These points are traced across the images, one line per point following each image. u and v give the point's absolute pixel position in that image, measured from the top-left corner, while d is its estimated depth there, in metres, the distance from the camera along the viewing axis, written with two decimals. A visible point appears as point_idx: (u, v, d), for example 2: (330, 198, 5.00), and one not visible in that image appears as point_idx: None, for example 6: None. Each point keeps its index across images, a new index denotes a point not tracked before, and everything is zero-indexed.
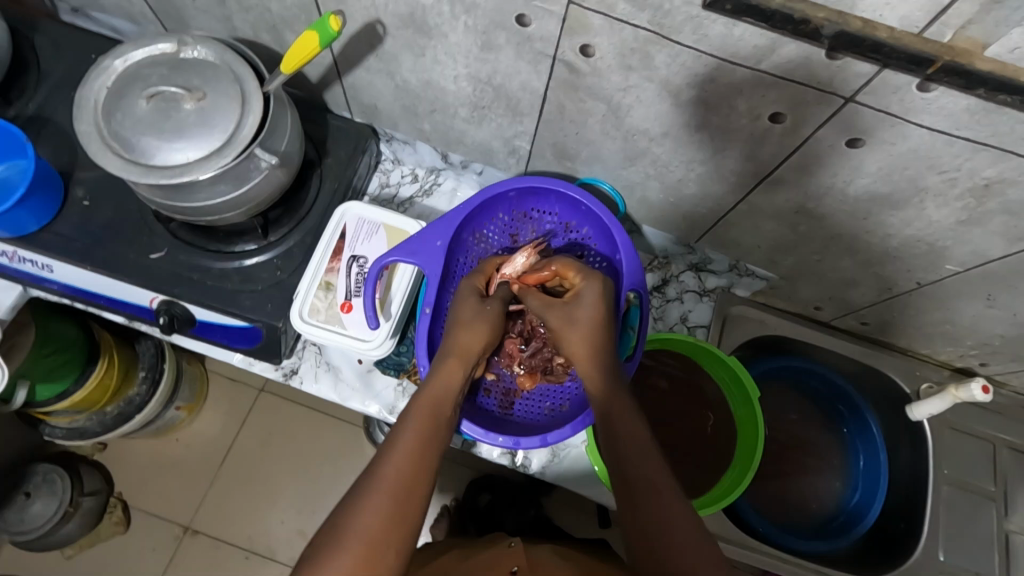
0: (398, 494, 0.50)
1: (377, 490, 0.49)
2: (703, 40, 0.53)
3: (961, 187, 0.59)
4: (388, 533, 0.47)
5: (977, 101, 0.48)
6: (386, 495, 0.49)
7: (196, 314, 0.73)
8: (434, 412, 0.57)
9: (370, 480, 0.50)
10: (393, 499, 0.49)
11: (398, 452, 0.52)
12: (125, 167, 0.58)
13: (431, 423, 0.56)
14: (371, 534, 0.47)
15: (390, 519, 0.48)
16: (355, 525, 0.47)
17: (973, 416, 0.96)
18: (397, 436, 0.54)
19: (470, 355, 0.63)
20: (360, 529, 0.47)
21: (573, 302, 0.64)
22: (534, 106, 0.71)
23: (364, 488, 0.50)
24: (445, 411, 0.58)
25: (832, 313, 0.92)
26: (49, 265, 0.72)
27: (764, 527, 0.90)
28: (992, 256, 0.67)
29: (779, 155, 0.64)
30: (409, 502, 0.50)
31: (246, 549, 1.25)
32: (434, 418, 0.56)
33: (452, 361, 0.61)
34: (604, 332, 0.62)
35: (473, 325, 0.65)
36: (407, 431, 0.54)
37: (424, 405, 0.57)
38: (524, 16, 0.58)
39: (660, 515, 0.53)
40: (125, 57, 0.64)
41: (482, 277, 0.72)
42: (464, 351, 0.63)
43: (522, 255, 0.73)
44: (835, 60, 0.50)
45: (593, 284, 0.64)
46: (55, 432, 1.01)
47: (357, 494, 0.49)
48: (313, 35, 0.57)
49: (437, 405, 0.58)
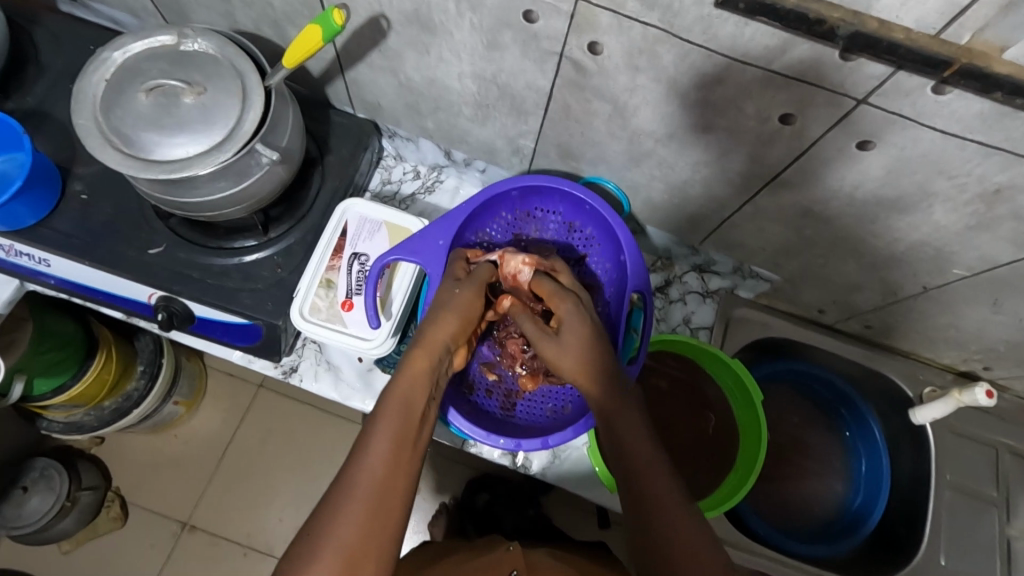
0: (374, 502, 0.49)
1: (353, 499, 0.49)
2: (713, 40, 0.52)
3: (971, 192, 0.58)
4: (366, 542, 0.47)
5: (992, 106, 0.48)
6: (363, 506, 0.49)
7: (195, 311, 0.72)
8: (408, 410, 0.55)
9: (344, 488, 0.49)
10: (369, 509, 0.49)
11: (370, 458, 0.51)
12: (124, 162, 0.57)
13: (405, 423, 0.54)
14: (349, 543, 0.47)
15: (368, 530, 0.48)
16: (331, 536, 0.47)
17: (976, 421, 0.95)
18: (370, 440, 0.52)
19: (437, 348, 0.60)
20: (333, 541, 0.47)
21: (556, 338, 0.62)
22: (539, 105, 0.70)
23: (340, 496, 0.49)
24: (419, 404, 0.56)
25: (836, 316, 0.92)
26: (47, 260, 0.71)
27: (765, 531, 0.89)
28: (1000, 261, 0.66)
29: (787, 157, 0.63)
30: (387, 511, 0.49)
31: (244, 546, 1.24)
32: (409, 418, 0.55)
33: (418, 353, 0.59)
34: (600, 359, 0.60)
35: (447, 314, 0.62)
36: (379, 434, 0.52)
37: (396, 400, 0.55)
38: (531, 13, 0.57)
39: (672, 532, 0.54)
40: (125, 50, 0.63)
41: (461, 262, 0.68)
42: (432, 343, 0.60)
43: (527, 264, 0.69)
44: (848, 61, 0.49)
45: (579, 316, 0.62)
46: (52, 426, 1.02)
47: (332, 503, 0.49)
48: (317, 30, 0.56)
49: (411, 401, 0.55)
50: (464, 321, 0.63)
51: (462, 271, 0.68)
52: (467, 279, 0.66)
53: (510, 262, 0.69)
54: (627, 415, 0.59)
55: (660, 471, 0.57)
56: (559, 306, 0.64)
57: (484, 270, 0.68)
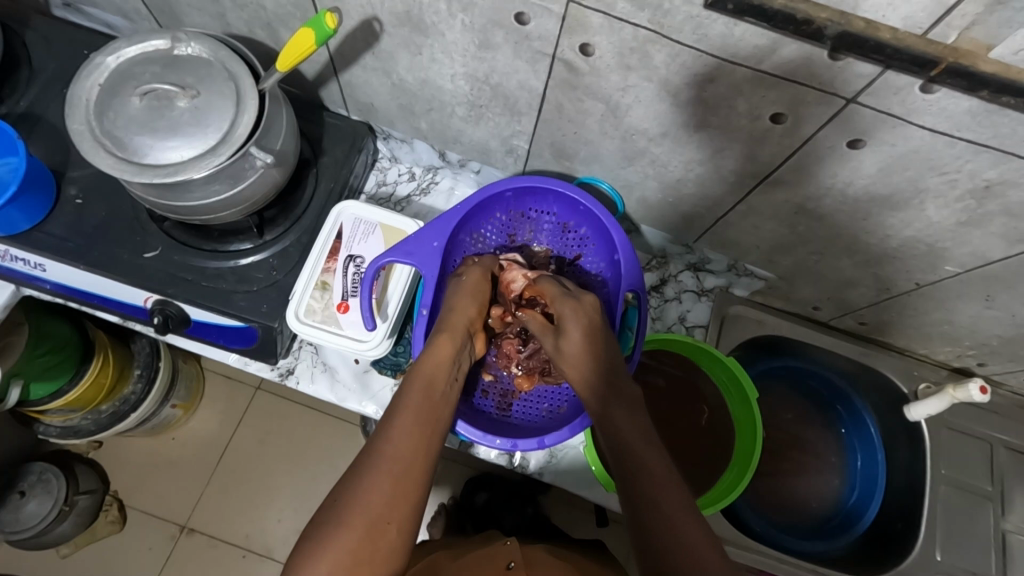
0: (399, 472, 0.50)
1: (379, 469, 0.50)
2: (703, 40, 0.52)
3: (962, 188, 0.58)
4: (389, 512, 0.48)
5: (979, 103, 0.48)
6: (388, 474, 0.50)
7: (190, 314, 0.72)
8: (435, 389, 0.58)
9: (370, 462, 0.51)
10: (393, 476, 0.50)
11: (397, 435, 0.53)
12: (117, 166, 0.57)
13: (428, 404, 0.57)
14: (372, 510, 0.48)
15: (392, 499, 0.49)
16: (356, 502, 0.48)
17: (970, 416, 0.96)
18: (398, 415, 0.55)
19: (459, 331, 0.65)
20: (358, 506, 0.48)
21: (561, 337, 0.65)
22: (532, 105, 0.70)
23: (366, 465, 0.51)
24: (440, 382, 0.59)
25: (831, 313, 0.92)
26: (41, 264, 0.71)
27: (762, 527, 0.91)
28: (992, 257, 0.67)
29: (779, 156, 0.63)
30: (410, 483, 0.50)
31: (244, 548, 1.24)
32: (430, 396, 0.57)
33: (444, 336, 0.63)
34: (601, 363, 0.63)
35: (456, 305, 0.67)
36: (404, 412, 0.55)
37: (425, 380, 0.59)
38: (523, 14, 0.57)
39: (681, 534, 0.51)
40: (118, 53, 0.63)
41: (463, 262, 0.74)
42: (455, 328, 0.65)
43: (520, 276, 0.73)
44: (837, 60, 0.49)
45: (571, 307, 0.66)
46: (49, 431, 1.01)
47: (357, 475, 0.50)
48: (308, 32, 0.56)
49: (435, 382, 0.59)
50: (477, 304, 0.69)
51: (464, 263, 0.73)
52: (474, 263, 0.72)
53: (511, 272, 0.73)
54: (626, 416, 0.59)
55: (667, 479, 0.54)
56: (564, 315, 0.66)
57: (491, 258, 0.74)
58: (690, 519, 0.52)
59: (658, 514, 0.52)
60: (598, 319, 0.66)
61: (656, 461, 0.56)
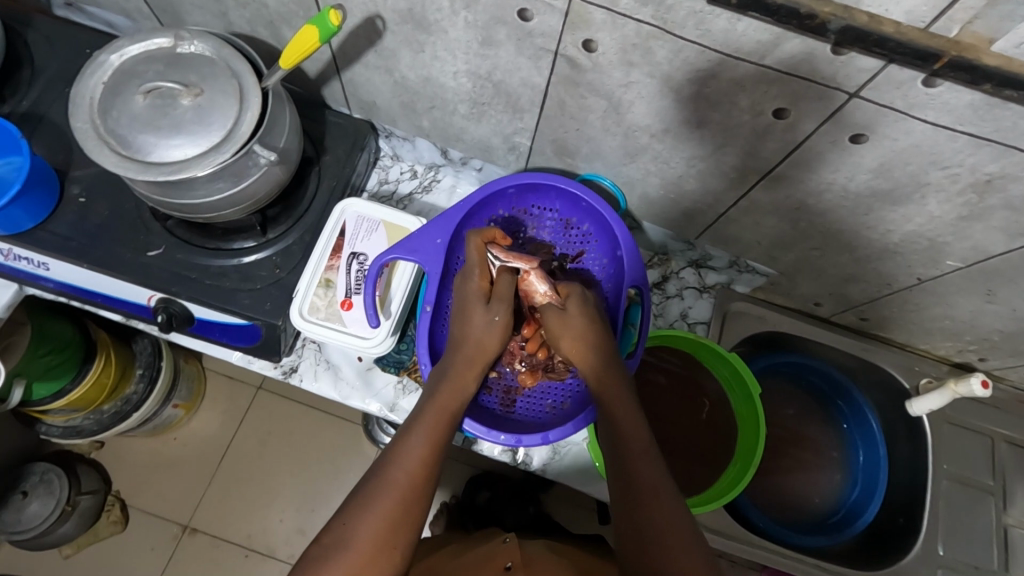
0: (403, 495, 0.53)
1: (384, 492, 0.53)
2: (706, 35, 0.53)
3: (963, 182, 0.58)
4: (393, 535, 0.51)
5: (982, 97, 0.48)
6: (392, 498, 0.53)
7: (194, 312, 0.72)
8: (443, 410, 0.61)
9: (378, 485, 0.54)
10: (398, 500, 0.53)
11: (405, 457, 0.56)
12: (121, 164, 0.57)
13: (437, 423, 0.60)
14: (376, 534, 0.51)
15: (395, 521, 0.52)
16: (360, 528, 0.51)
17: (972, 411, 0.96)
18: (406, 438, 0.58)
19: (479, 361, 0.67)
20: (363, 532, 0.51)
21: (564, 306, 0.69)
22: (535, 102, 0.71)
23: (372, 488, 0.53)
24: (446, 399, 0.62)
25: (832, 309, 0.93)
26: (45, 263, 0.71)
27: (764, 523, 0.90)
28: (993, 252, 0.67)
29: (781, 152, 0.64)
30: (412, 505, 0.53)
31: (246, 548, 1.24)
32: (444, 419, 0.60)
33: (459, 364, 0.65)
34: (597, 349, 0.65)
35: (479, 336, 0.67)
36: (412, 433, 0.58)
37: (435, 404, 0.61)
38: (526, 11, 0.57)
39: (671, 543, 0.52)
40: (121, 52, 0.63)
41: (484, 277, 0.70)
42: (475, 355, 0.67)
43: (543, 283, 0.71)
44: (840, 55, 0.49)
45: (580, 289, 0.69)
46: (52, 431, 1.00)
47: (364, 497, 0.53)
48: (313, 30, 0.56)
49: (449, 407, 0.62)
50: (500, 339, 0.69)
51: (485, 286, 0.70)
52: (496, 300, 0.69)
53: (530, 282, 0.71)
54: (622, 423, 0.60)
55: (660, 491, 0.55)
56: (568, 291, 0.70)
57: (506, 280, 0.70)
58: (679, 529, 0.53)
59: (653, 526, 0.53)
60: (598, 310, 0.69)
61: (651, 472, 0.57)
